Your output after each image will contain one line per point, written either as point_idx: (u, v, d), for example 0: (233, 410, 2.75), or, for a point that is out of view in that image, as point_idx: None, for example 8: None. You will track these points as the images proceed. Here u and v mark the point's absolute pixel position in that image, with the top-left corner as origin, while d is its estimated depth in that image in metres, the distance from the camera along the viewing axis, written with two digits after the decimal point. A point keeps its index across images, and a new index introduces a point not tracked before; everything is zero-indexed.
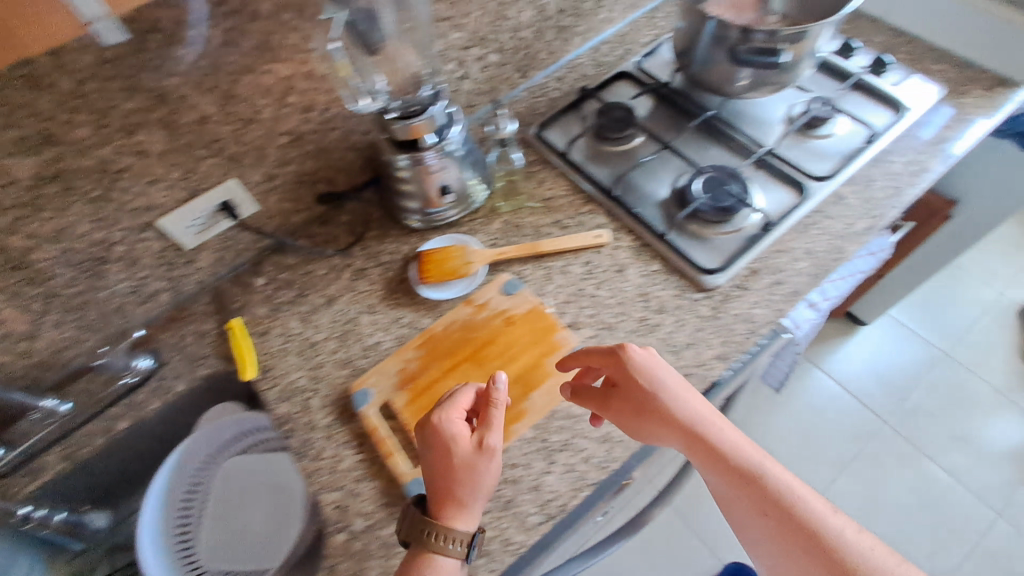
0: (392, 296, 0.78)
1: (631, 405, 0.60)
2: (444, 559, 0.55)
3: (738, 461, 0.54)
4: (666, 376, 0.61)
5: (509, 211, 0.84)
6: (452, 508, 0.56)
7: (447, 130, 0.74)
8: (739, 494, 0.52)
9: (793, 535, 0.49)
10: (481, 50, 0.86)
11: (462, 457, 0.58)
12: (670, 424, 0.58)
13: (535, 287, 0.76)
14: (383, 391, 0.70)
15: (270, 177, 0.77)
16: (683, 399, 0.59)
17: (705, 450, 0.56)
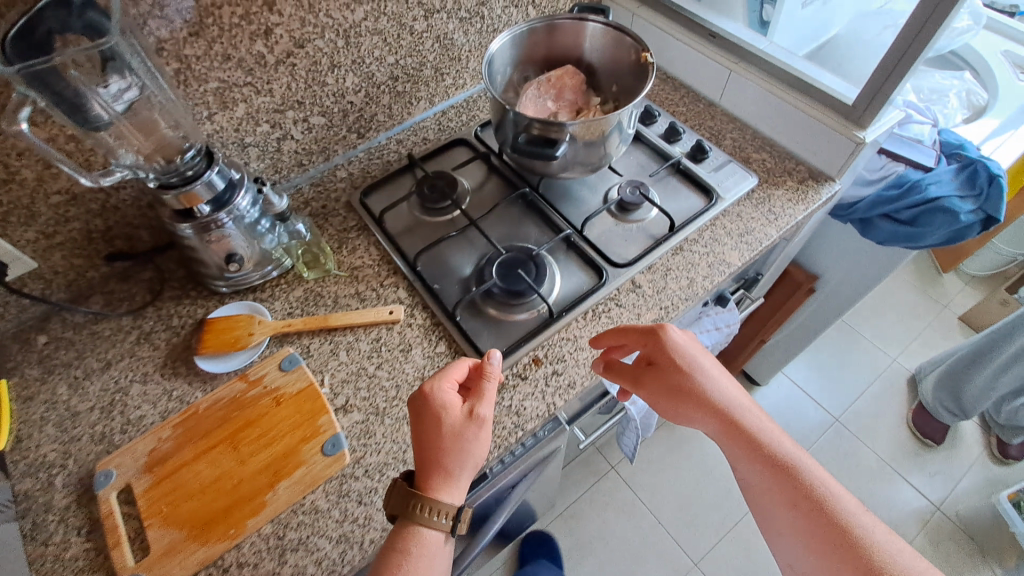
0: (170, 365, 0.75)
1: (668, 390, 0.67)
2: (433, 534, 0.57)
3: (771, 452, 0.61)
4: (707, 364, 0.68)
5: (314, 279, 0.81)
6: (440, 478, 0.58)
7: (228, 197, 0.71)
8: (768, 481, 0.60)
9: (818, 522, 0.56)
10: (299, 114, 0.84)
11: (451, 425, 0.60)
12: (705, 409, 0.65)
13: (317, 363, 0.74)
14: (128, 473, 0.66)
15: (48, 235, 0.74)
16: (720, 388, 0.66)
17: (741, 438, 0.63)
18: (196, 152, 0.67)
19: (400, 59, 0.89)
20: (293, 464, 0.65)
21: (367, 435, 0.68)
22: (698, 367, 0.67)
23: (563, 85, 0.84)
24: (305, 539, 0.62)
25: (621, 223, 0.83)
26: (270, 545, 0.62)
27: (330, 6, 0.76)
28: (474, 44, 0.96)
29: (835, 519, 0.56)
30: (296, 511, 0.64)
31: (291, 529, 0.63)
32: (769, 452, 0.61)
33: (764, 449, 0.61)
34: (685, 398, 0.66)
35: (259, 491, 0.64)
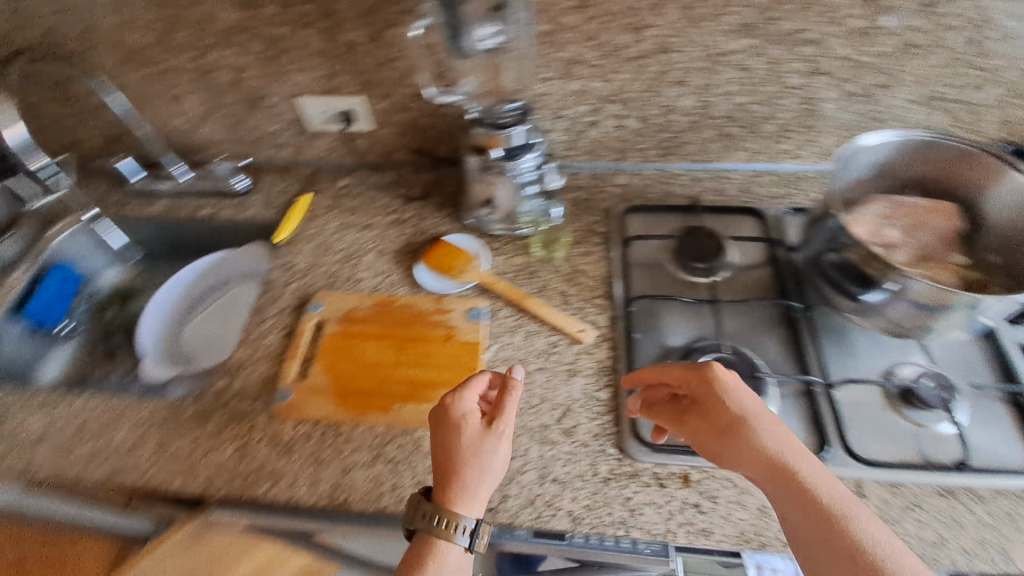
0: (400, 255, 0.85)
1: (709, 424, 0.56)
2: (449, 546, 0.56)
3: (827, 508, 0.49)
4: (757, 399, 0.57)
5: (538, 258, 0.83)
6: (455, 490, 0.57)
7: (518, 153, 0.77)
8: (824, 541, 0.47)
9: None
10: (621, 110, 0.84)
11: (471, 436, 0.60)
12: (753, 455, 0.53)
13: (495, 329, 0.76)
14: (329, 312, 0.79)
15: (389, 112, 0.90)
16: (770, 427, 0.54)
17: (794, 492, 0.50)
18: (517, 106, 0.75)
19: (749, 102, 0.81)
20: (426, 396, 0.70)
21: None
22: (744, 401, 0.56)
23: (928, 221, 0.67)
24: (397, 461, 0.66)
25: (890, 411, 0.64)
26: (373, 443, 0.68)
27: (714, 28, 0.73)
28: (843, 123, 0.81)
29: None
30: (404, 434, 0.68)
31: (394, 444, 0.67)
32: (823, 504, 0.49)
33: (818, 503, 0.49)
34: (728, 434, 0.55)
35: (392, 396, 0.71)
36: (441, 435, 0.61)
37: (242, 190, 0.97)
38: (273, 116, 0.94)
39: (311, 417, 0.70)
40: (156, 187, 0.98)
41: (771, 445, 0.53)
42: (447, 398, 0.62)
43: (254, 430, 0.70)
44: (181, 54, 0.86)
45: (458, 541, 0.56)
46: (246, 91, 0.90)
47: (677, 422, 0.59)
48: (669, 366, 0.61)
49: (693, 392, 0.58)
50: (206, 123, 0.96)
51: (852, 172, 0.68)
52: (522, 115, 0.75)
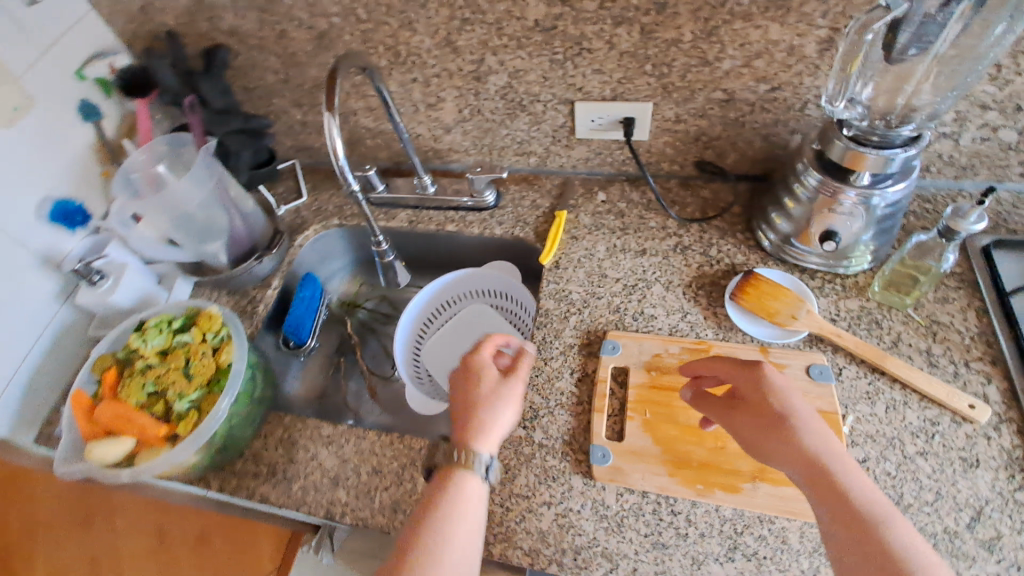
0: (696, 288, 0.73)
1: (753, 419, 0.52)
2: (467, 479, 0.53)
3: (873, 526, 0.42)
4: (793, 390, 0.52)
5: (878, 302, 0.68)
6: (474, 428, 0.57)
7: (882, 183, 0.61)
8: (860, 553, 0.41)
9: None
10: (1001, 120, 0.67)
11: (485, 386, 0.61)
12: (794, 452, 0.48)
13: (847, 394, 0.62)
14: (630, 357, 0.68)
15: (677, 120, 0.76)
16: (805, 418, 0.50)
17: (831, 492, 0.44)
18: (912, 137, 0.58)
19: None
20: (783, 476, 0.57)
21: None
22: (771, 377, 0.53)
23: None
24: (761, 557, 0.55)
25: None
26: (723, 530, 0.57)
27: None
28: None
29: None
30: (762, 523, 0.56)
31: (750, 535, 0.56)
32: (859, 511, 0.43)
33: (860, 514, 0.42)
34: (771, 430, 0.50)
35: (737, 472, 0.58)
36: (463, 383, 0.62)
37: (491, 204, 0.88)
38: (534, 124, 0.82)
39: (639, 489, 0.60)
40: (398, 198, 0.92)
41: (811, 443, 0.48)
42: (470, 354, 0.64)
43: (573, 496, 0.61)
44: (460, 58, 0.75)
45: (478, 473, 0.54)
46: (513, 98, 0.79)
47: (724, 419, 0.55)
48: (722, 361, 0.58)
49: (740, 390, 0.55)
50: (454, 130, 0.87)
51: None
52: (914, 141, 0.58)
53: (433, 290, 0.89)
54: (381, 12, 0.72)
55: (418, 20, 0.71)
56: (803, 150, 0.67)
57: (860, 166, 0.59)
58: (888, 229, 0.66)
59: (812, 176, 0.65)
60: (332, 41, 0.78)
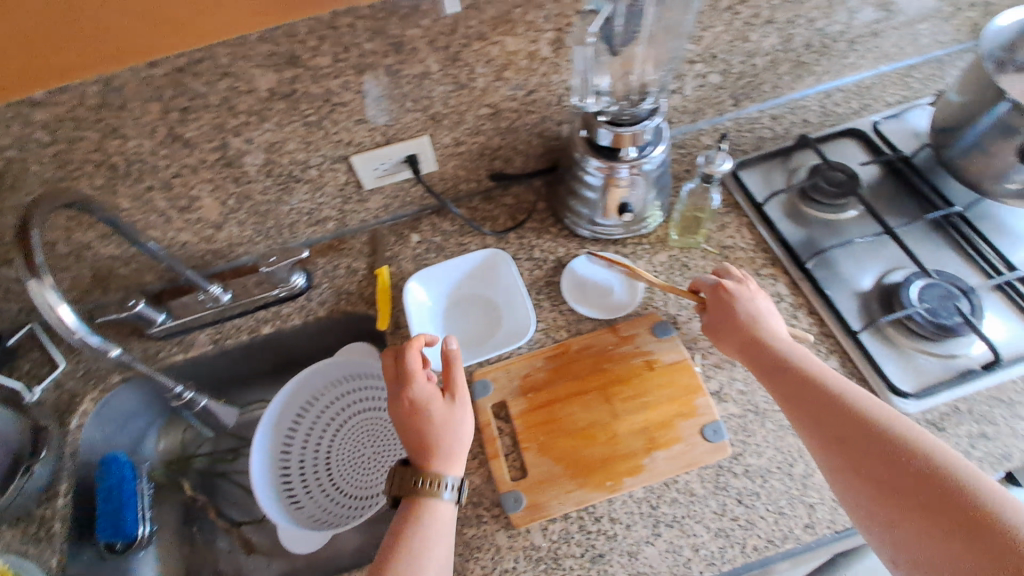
0: (536, 294, 0.75)
1: (731, 328, 0.63)
2: (436, 504, 0.55)
3: (840, 395, 0.53)
4: (760, 299, 0.64)
5: (680, 248, 0.77)
6: (437, 459, 0.57)
7: (648, 149, 0.68)
8: (825, 418, 0.52)
9: (904, 489, 0.46)
10: (705, 67, 0.79)
11: (438, 416, 0.59)
12: (764, 345, 0.60)
13: (688, 337, 0.69)
14: (504, 389, 0.67)
15: (458, 143, 0.77)
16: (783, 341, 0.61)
17: (790, 369, 0.57)
18: (653, 109, 0.65)
19: (826, 25, 0.79)
20: (670, 437, 0.62)
21: (745, 431, 0.63)
22: (744, 304, 0.64)
23: None
24: (681, 519, 0.58)
25: None
26: (642, 511, 0.59)
27: None
28: (903, 20, 0.83)
29: (922, 469, 0.46)
30: (670, 487, 0.60)
31: (665, 503, 0.59)
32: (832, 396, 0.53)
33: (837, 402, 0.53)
34: (746, 334, 0.62)
35: (635, 453, 0.61)
36: (405, 422, 0.59)
37: (302, 287, 0.79)
38: (315, 191, 0.77)
39: (560, 514, 0.59)
40: (187, 319, 0.77)
41: (776, 341, 0.60)
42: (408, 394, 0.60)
43: (503, 555, 0.58)
44: (198, 151, 0.66)
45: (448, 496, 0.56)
46: (281, 172, 0.72)
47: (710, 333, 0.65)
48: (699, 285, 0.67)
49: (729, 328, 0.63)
50: (228, 224, 0.77)
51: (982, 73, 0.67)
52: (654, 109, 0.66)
53: (281, 403, 0.79)
54: (70, 129, 0.59)
55: (124, 125, 0.60)
56: (574, 141, 0.71)
57: (624, 144, 0.65)
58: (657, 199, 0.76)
59: (593, 163, 0.69)
60: (15, 179, 0.62)
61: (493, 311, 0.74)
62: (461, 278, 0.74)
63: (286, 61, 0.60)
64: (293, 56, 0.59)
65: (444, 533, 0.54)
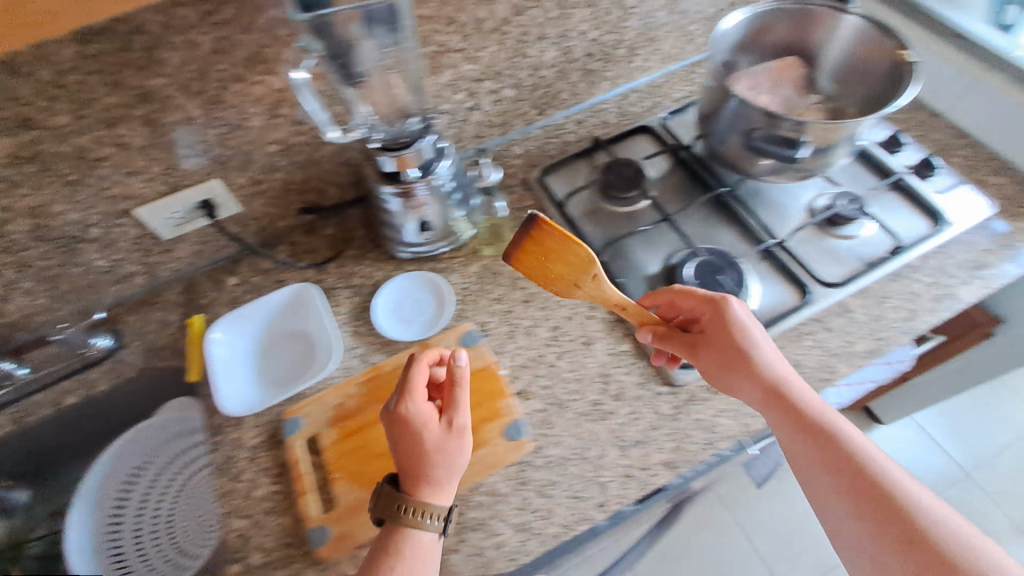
0: (353, 322, 0.76)
1: (719, 356, 0.61)
2: (418, 534, 0.54)
3: (850, 449, 0.51)
4: (746, 316, 0.62)
5: (491, 256, 0.80)
6: (424, 485, 0.56)
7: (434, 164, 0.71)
8: (848, 477, 0.50)
9: (894, 548, 0.46)
10: (495, 84, 0.82)
11: (435, 442, 0.57)
12: (755, 379, 0.58)
13: (496, 342, 0.72)
14: (314, 423, 0.68)
15: (255, 182, 0.77)
16: (786, 371, 0.58)
17: (788, 409, 0.55)
18: (421, 119, 0.68)
19: (602, 35, 0.84)
20: (473, 443, 0.64)
21: (546, 425, 0.66)
22: (739, 332, 0.60)
23: (782, 79, 0.78)
24: (485, 521, 0.61)
25: (827, 238, 0.76)
26: (449, 520, 0.61)
27: None
28: (674, 24, 0.89)
29: (926, 545, 0.45)
30: (474, 492, 0.63)
31: (471, 508, 0.62)
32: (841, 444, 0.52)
33: (844, 453, 0.51)
34: (738, 367, 0.59)
35: None
36: (393, 438, 0.58)
37: (110, 346, 0.78)
38: (107, 249, 0.74)
39: (368, 538, 0.61)
40: None
41: (772, 377, 0.58)
42: (402, 409, 0.58)
43: None
44: None
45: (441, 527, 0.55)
46: (58, 235, 0.69)
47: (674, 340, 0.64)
48: (693, 305, 0.64)
49: (706, 348, 0.61)
50: (13, 294, 0.73)
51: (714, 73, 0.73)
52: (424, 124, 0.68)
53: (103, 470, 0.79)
54: None
55: None
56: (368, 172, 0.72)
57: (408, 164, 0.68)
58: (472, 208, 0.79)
59: (390, 190, 0.70)
60: None
61: (307, 346, 0.75)
62: (277, 311, 0.75)
63: (18, 124, 0.58)
64: (24, 118, 0.58)
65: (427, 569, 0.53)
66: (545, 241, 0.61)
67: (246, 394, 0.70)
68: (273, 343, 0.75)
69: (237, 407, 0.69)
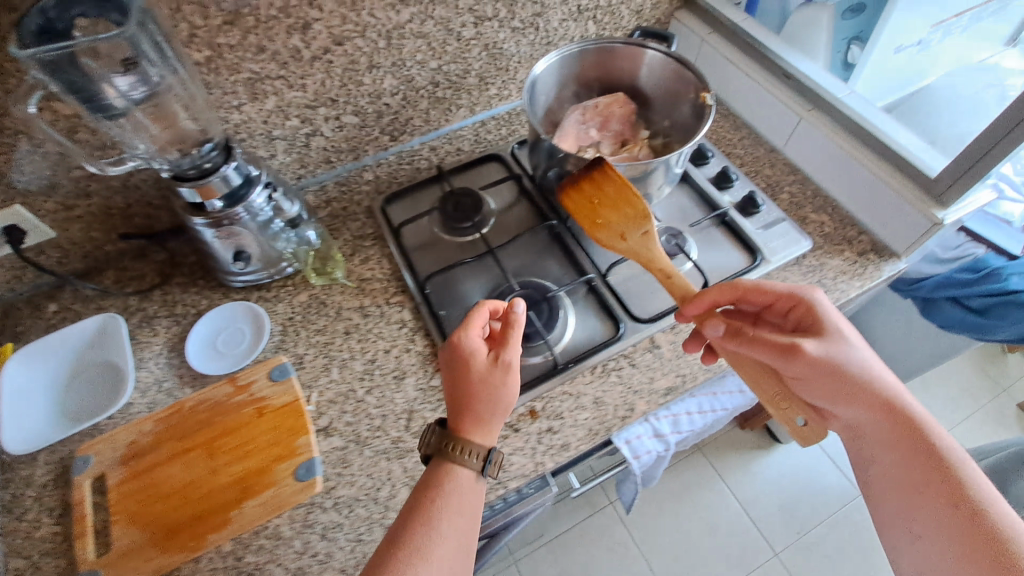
0: (167, 353, 0.74)
1: (821, 371, 0.55)
2: (465, 474, 0.54)
3: (952, 461, 0.51)
4: (839, 317, 0.60)
5: (321, 285, 0.79)
6: (470, 421, 0.56)
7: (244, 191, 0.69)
8: (926, 482, 0.51)
9: (988, 574, 0.45)
10: (332, 111, 0.81)
11: (481, 369, 0.58)
12: (863, 394, 0.55)
13: (308, 376, 0.71)
14: (106, 461, 0.65)
15: (67, 207, 0.74)
16: (867, 360, 0.56)
17: (917, 438, 0.52)
18: (214, 144, 0.66)
19: (444, 65, 0.84)
20: (263, 483, 0.63)
21: (342, 463, 0.65)
22: (845, 333, 0.58)
23: (610, 113, 0.79)
24: (263, 565, 0.60)
25: (649, 272, 0.77)
26: (226, 564, 0.61)
27: (374, 4, 0.71)
28: (524, 55, 0.89)
29: (984, 532, 0.47)
30: (258, 534, 0.62)
31: (250, 552, 0.61)
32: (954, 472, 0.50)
33: (953, 482, 0.50)
34: (845, 390, 0.55)
35: (226, 505, 0.62)
36: (454, 376, 0.59)
37: None
38: None
39: None
40: None
41: (882, 389, 0.55)
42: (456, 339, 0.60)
43: None
44: None
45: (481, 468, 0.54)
46: None
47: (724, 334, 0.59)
48: (767, 298, 0.64)
49: (810, 345, 0.55)
50: None
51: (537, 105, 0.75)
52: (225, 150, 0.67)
53: None
54: None
55: None
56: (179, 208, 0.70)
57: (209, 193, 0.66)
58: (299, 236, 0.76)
59: (200, 221, 0.68)
60: None
61: (112, 377, 0.72)
62: (82, 343, 0.73)
63: None
64: None
65: (472, 513, 0.52)
66: (604, 190, 0.68)
67: (36, 430, 0.68)
68: (75, 377, 0.72)
69: (25, 444, 0.67)
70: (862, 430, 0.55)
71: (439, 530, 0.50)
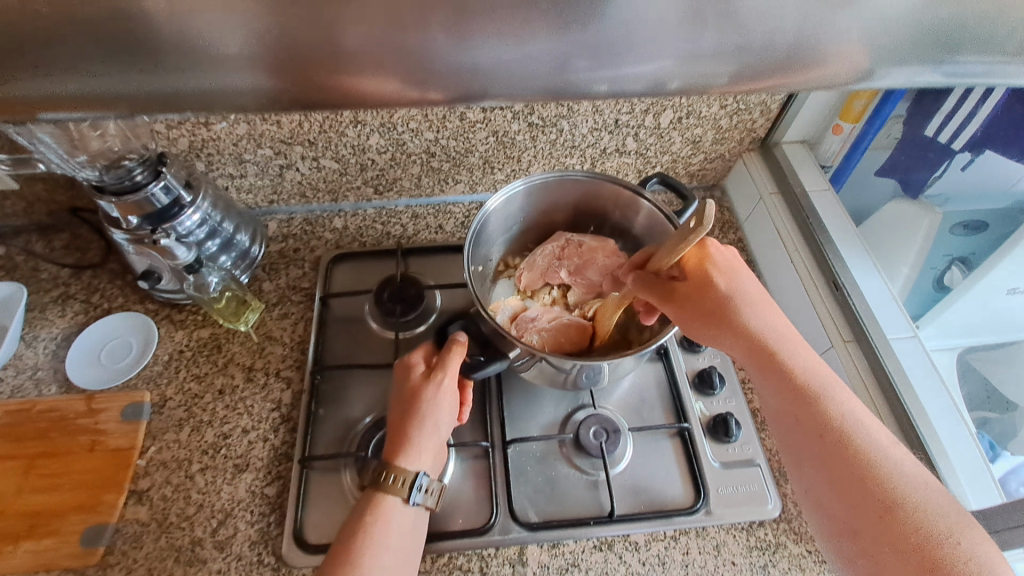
0: (59, 343, 0.71)
1: (699, 312, 0.54)
2: (393, 502, 0.50)
3: (816, 396, 0.50)
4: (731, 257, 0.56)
5: (226, 328, 0.72)
6: (395, 443, 0.52)
7: (166, 216, 0.64)
8: (807, 426, 0.50)
9: (865, 523, 0.45)
10: (309, 151, 0.74)
11: (410, 387, 0.55)
12: (745, 336, 0.53)
13: (158, 425, 0.65)
14: None
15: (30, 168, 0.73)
16: (754, 301, 0.54)
17: (779, 374, 0.52)
18: (143, 163, 0.62)
19: (442, 138, 0.74)
20: (49, 529, 0.58)
21: (134, 542, 0.58)
22: (735, 267, 0.55)
23: (589, 259, 0.67)
24: None
25: (564, 463, 0.62)
26: None
27: None
28: (541, 151, 0.77)
29: (858, 469, 0.47)
30: None
31: None
32: (830, 423, 0.49)
33: (823, 416, 0.50)
34: (718, 323, 0.53)
35: (3, 538, 0.57)
36: (393, 398, 0.56)
37: None
38: None
39: None
40: None
41: (758, 328, 0.53)
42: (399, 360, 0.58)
43: None
44: None
45: (407, 496, 0.51)
46: None
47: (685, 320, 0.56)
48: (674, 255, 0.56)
49: (723, 286, 0.54)
50: None
51: (500, 219, 0.65)
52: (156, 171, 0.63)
53: None
54: None
55: None
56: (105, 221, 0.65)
57: (126, 211, 0.62)
58: (199, 281, 0.69)
59: (121, 236, 0.65)
60: None
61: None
62: None
63: None
64: None
65: (402, 540, 0.50)
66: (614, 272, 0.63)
67: None
68: None
69: None
70: (744, 369, 0.55)
71: (371, 560, 0.47)
